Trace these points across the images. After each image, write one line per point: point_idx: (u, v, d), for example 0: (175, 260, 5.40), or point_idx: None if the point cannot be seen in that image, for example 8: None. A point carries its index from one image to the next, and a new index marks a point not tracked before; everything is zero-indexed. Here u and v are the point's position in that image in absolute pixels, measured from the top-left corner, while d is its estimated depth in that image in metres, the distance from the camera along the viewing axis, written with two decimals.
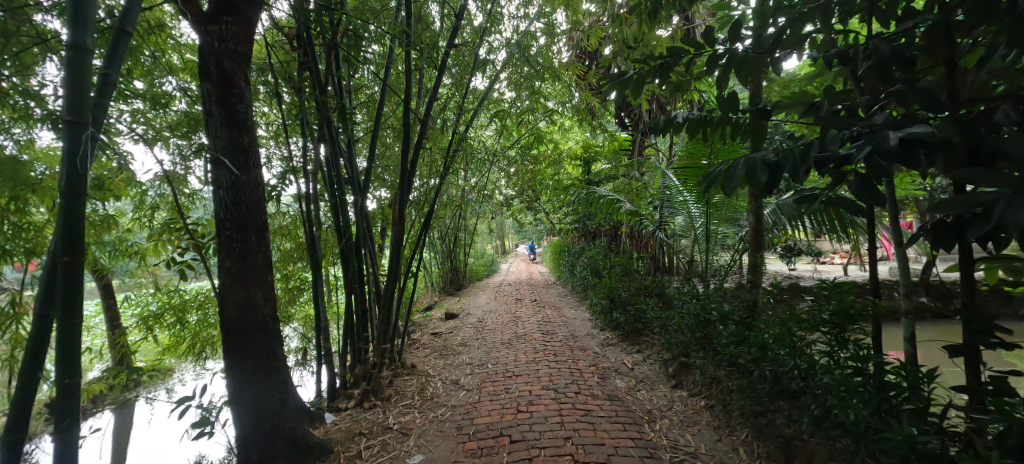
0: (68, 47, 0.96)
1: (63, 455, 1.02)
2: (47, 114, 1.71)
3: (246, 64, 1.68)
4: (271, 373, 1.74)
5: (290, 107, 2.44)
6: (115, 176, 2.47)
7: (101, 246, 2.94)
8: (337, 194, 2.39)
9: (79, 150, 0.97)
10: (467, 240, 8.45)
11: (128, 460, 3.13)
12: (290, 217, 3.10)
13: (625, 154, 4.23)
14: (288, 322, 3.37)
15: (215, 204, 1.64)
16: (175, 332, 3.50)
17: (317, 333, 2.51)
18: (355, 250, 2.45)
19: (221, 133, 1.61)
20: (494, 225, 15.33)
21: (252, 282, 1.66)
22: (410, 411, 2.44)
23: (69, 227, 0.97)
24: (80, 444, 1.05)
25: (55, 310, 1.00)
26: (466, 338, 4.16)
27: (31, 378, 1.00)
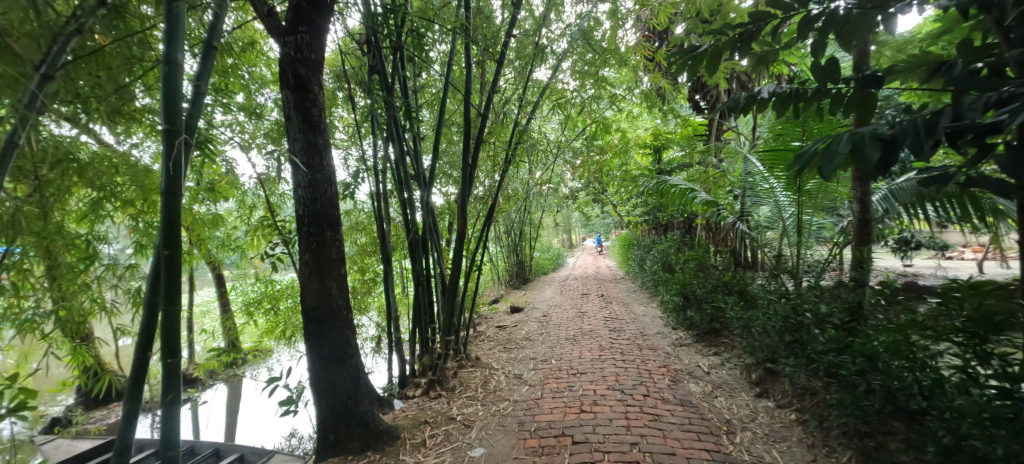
0: (165, 62, 1.06)
1: (168, 425, 1.14)
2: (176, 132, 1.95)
3: (319, 70, 1.78)
4: (344, 361, 1.84)
5: (361, 110, 2.57)
6: (221, 180, 2.79)
7: (212, 241, 3.34)
8: (405, 190, 2.48)
9: (173, 155, 1.08)
10: (533, 234, 8.45)
11: (235, 429, 3.53)
12: (364, 212, 3.28)
13: (700, 140, 3.91)
14: (365, 312, 3.59)
15: (295, 202, 1.77)
16: (272, 318, 3.89)
17: (388, 324, 2.63)
18: (422, 244, 2.51)
19: (298, 137, 1.73)
20: (561, 218, 15.17)
21: (327, 275, 1.77)
22: (473, 403, 2.46)
23: (168, 223, 1.08)
24: (181, 417, 1.17)
25: (159, 300, 1.12)
26: (530, 332, 4.16)
27: (144, 359, 1.13)
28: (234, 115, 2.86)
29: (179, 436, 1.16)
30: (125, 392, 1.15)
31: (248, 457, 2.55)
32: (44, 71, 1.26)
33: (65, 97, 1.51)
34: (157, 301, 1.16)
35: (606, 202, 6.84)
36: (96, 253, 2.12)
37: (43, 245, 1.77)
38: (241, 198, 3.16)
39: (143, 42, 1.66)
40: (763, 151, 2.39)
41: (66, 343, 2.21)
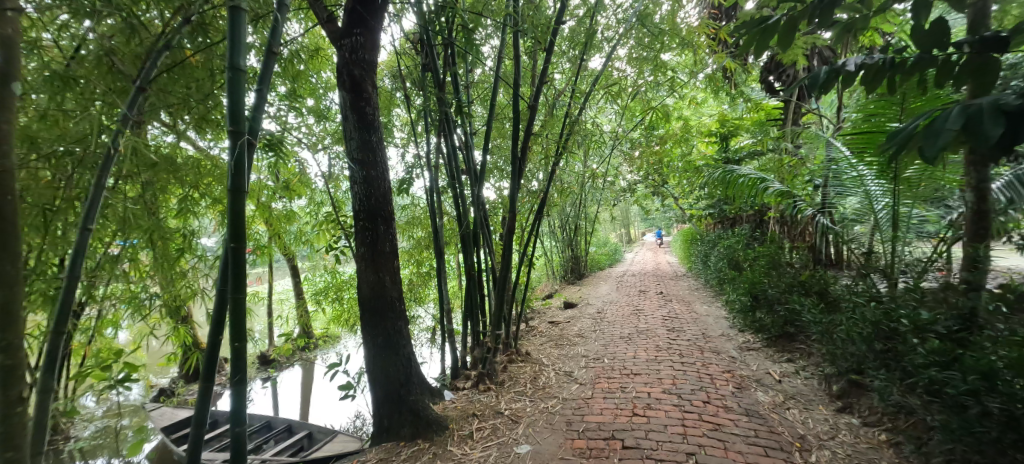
0: (229, 69, 1.13)
1: (239, 402, 1.24)
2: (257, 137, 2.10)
3: (373, 70, 1.83)
4: (396, 350, 1.91)
5: (415, 108, 2.62)
6: (293, 178, 3.00)
7: (287, 235, 3.61)
8: (457, 185, 2.50)
9: (239, 157, 1.14)
10: (589, 228, 8.29)
11: (306, 409, 3.81)
12: (420, 207, 3.38)
13: (774, 126, 3.59)
14: (421, 303, 3.71)
15: (352, 198, 1.84)
16: (339, 306, 4.14)
17: (441, 316, 2.68)
18: (473, 238, 2.52)
19: (353, 135, 1.80)
20: (618, 212, 14.74)
21: (381, 268, 1.83)
22: (521, 399, 2.44)
23: (235, 219, 1.15)
24: (249, 396, 1.26)
25: (228, 291, 1.21)
26: (583, 328, 4.07)
27: (216, 342, 1.22)
28: (303, 118, 3.05)
29: (245, 414, 1.25)
30: (200, 372, 1.25)
31: (315, 435, 2.73)
32: (137, 84, 1.33)
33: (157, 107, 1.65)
34: (227, 290, 1.25)
35: (667, 194, 6.53)
36: (196, 245, 2.31)
37: (156, 241, 1.95)
38: (310, 195, 3.38)
39: (223, 54, 1.75)
40: (850, 134, 2.12)
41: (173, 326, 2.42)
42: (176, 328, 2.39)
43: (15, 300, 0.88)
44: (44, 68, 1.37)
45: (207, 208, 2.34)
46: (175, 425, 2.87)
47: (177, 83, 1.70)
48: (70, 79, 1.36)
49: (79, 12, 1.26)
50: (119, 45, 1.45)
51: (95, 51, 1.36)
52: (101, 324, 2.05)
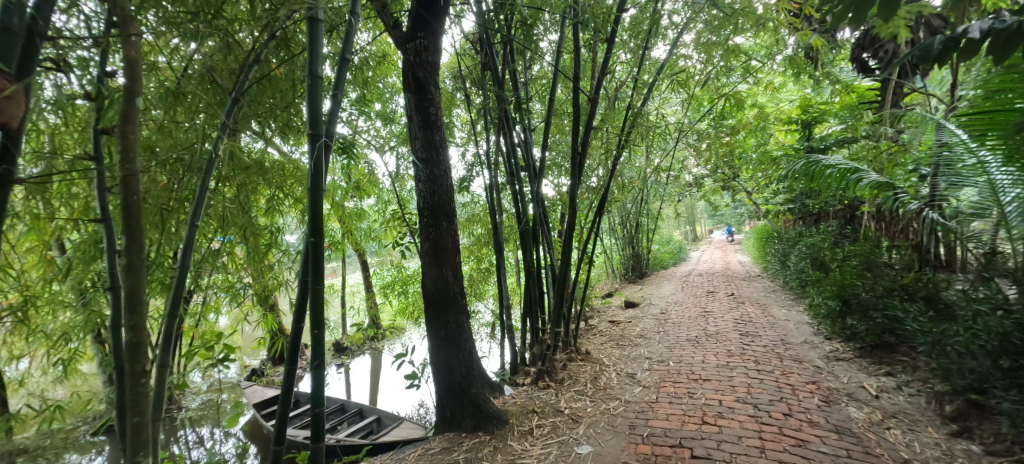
0: (309, 76, 1.21)
1: (317, 386, 1.34)
2: (336, 140, 2.25)
3: (436, 71, 1.89)
4: (458, 343, 1.97)
5: (476, 107, 2.67)
6: (363, 179, 3.18)
7: (358, 232, 3.85)
8: (517, 182, 2.51)
9: (318, 159, 1.23)
10: (651, 225, 7.99)
11: (376, 395, 4.05)
12: (480, 205, 3.45)
13: (868, 110, 3.21)
14: (480, 298, 3.80)
15: (417, 195, 1.93)
16: (405, 298, 4.34)
17: (501, 312, 2.71)
18: (533, 234, 2.52)
19: (419, 135, 1.87)
20: (684, 208, 14.07)
21: (444, 263, 1.91)
22: (582, 398, 2.41)
23: (314, 216, 1.23)
24: (327, 381, 1.35)
25: (309, 282, 1.30)
26: (646, 329, 3.93)
27: (298, 328, 1.32)
28: (372, 122, 3.22)
29: (325, 397, 1.35)
30: (285, 356, 1.36)
31: (383, 420, 2.89)
32: (233, 96, 1.46)
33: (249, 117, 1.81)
34: (307, 281, 1.35)
35: (738, 189, 6.11)
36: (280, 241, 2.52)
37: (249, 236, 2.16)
38: (378, 194, 3.58)
39: (303, 65, 1.89)
40: (967, 116, 1.85)
41: (262, 314, 2.67)
42: (265, 316, 2.64)
43: (136, 290, 1.01)
44: (159, 85, 1.56)
45: (290, 207, 2.55)
46: (263, 402, 3.18)
47: (268, 95, 1.86)
48: (179, 94, 1.54)
49: (186, 34, 1.41)
50: (218, 62, 1.61)
51: (199, 68, 1.52)
52: (205, 308, 2.26)
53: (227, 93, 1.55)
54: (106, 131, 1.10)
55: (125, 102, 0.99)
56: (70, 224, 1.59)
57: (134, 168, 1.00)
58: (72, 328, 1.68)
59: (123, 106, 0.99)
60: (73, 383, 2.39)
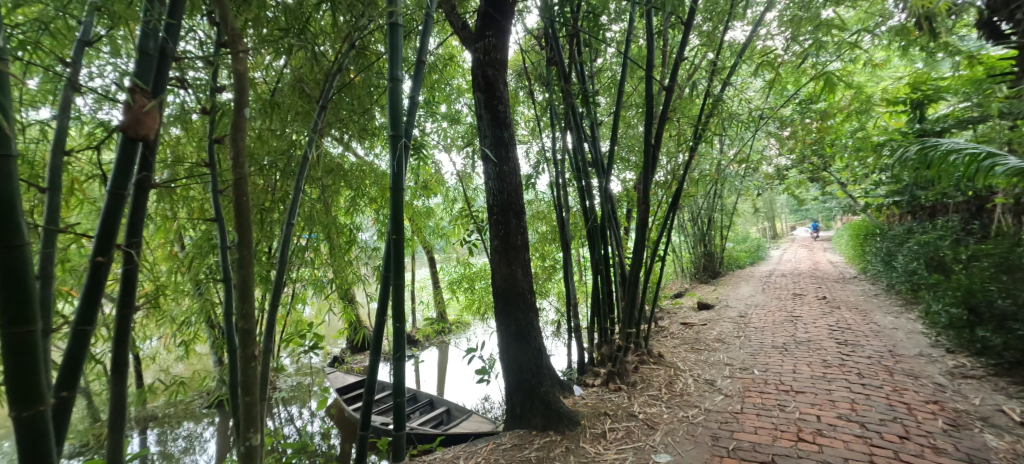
0: (390, 81, 1.27)
1: (399, 376, 1.42)
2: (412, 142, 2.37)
3: (505, 70, 1.99)
4: (528, 340, 2.06)
5: (541, 103, 2.67)
6: (431, 178, 3.31)
7: (427, 229, 4.01)
8: (584, 179, 2.46)
9: (399, 159, 1.30)
10: (725, 222, 7.52)
11: (446, 387, 4.21)
12: (545, 202, 3.44)
13: (1000, 84, 2.75)
14: (545, 296, 3.82)
15: (486, 192, 2.05)
16: (471, 294, 4.47)
17: (568, 310, 2.69)
18: (601, 232, 2.48)
19: (488, 133, 1.99)
20: (762, 202, 13.04)
21: (514, 260, 2.02)
22: (657, 403, 2.32)
23: (397, 215, 1.30)
24: (407, 371, 1.43)
25: (391, 277, 1.38)
26: (722, 332, 3.71)
27: (381, 320, 1.40)
28: (440, 124, 3.33)
29: (406, 386, 1.43)
30: (370, 346, 1.45)
31: (453, 412, 2.99)
32: (321, 103, 1.59)
33: (335, 122, 1.95)
34: (389, 277, 1.42)
35: (829, 180, 5.55)
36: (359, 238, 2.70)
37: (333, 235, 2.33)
38: (445, 193, 3.71)
39: (379, 71, 1.99)
40: None
41: (344, 307, 2.88)
42: (346, 308, 2.84)
43: (249, 283, 1.13)
44: (259, 100, 1.73)
45: (368, 207, 2.72)
46: (346, 387, 3.44)
47: (352, 103, 2.00)
48: (276, 104, 1.70)
49: (282, 49, 1.56)
50: (308, 72, 1.76)
51: (292, 79, 1.67)
52: (297, 299, 2.49)
53: (316, 102, 1.68)
54: (220, 141, 1.23)
55: (236, 114, 1.11)
56: (189, 223, 1.81)
57: (245, 172, 1.11)
58: (192, 315, 1.92)
59: (234, 116, 1.11)
60: (191, 361, 2.75)
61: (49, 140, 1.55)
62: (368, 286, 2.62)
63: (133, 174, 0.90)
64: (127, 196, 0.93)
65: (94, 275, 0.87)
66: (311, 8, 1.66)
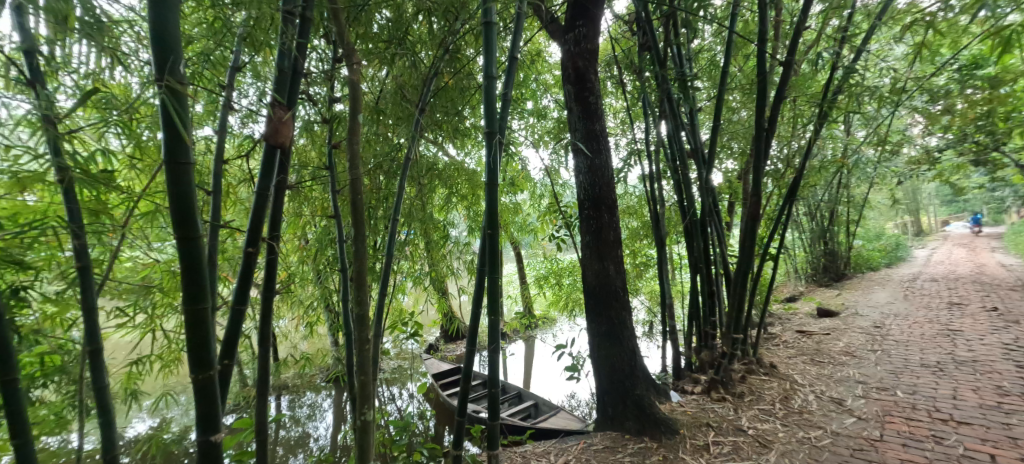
0: (485, 78, 1.31)
1: (494, 368, 1.46)
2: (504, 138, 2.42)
3: (595, 60, 1.97)
4: (621, 340, 2.01)
5: (632, 92, 2.55)
6: (520, 175, 3.36)
7: (514, 225, 4.08)
8: (681, 171, 2.31)
9: (494, 153, 1.34)
10: (851, 216, 6.54)
11: (534, 381, 4.27)
12: (637, 197, 3.29)
13: None
14: (635, 294, 3.67)
15: (577, 187, 2.05)
16: (559, 290, 4.47)
17: (662, 310, 2.55)
18: (700, 228, 2.31)
19: (578, 127, 1.98)
20: (900, 193, 11.11)
21: (606, 257, 1.99)
22: (769, 419, 2.10)
23: (492, 210, 1.33)
24: (503, 364, 1.47)
25: (488, 271, 1.43)
26: (847, 343, 3.24)
27: (479, 313, 1.45)
28: (527, 120, 3.36)
29: (501, 378, 1.47)
30: (468, 339, 1.52)
31: (541, 406, 3.01)
32: (420, 106, 1.69)
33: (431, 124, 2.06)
34: (485, 271, 1.47)
35: (1000, 164, 4.53)
36: (453, 234, 2.83)
37: (430, 231, 2.46)
38: (533, 189, 3.74)
39: (472, 72, 2.07)
40: None
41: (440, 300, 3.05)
42: (442, 300, 3.00)
43: (365, 275, 1.25)
44: (367, 108, 1.90)
45: (461, 204, 2.84)
46: (441, 374, 3.65)
47: (447, 103, 2.10)
48: (382, 110, 1.85)
49: (386, 58, 1.68)
50: (408, 78, 1.88)
51: (395, 85, 1.80)
52: (399, 290, 2.69)
53: (416, 105, 1.79)
54: (338, 146, 1.37)
55: (352, 120, 1.22)
56: (313, 220, 2.05)
57: (359, 173, 1.23)
58: (315, 301, 2.17)
59: (350, 122, 1.22)
60: (312, 342, 3.13)
61: (211, 151, 1.86)
62: (461, 279, 2.74)
63: (273, 177, 1.06)
64: (269, 197, 1.08)
65: (248, 265, 1.04)
66: (410, 18, 1.78)
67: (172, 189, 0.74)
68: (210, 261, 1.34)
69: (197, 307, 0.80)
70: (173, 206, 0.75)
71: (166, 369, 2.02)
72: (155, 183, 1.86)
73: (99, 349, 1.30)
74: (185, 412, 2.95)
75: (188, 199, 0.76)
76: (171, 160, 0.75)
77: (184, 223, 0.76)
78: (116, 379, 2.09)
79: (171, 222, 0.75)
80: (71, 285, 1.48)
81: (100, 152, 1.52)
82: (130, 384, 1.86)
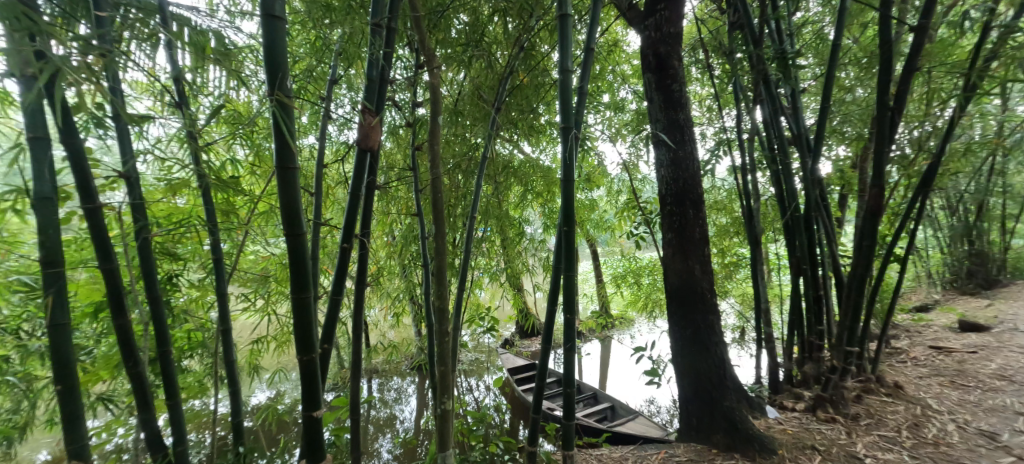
0: (561, 72, 1.29)
1: (571, 367, 1.45)
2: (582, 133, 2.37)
3: (680, 45, 1.85)
4: (709, 346, 1.87)
5: (721, 77, 2.34)
6: (596, 171, 3.28)
7: (591, 222, 4.00)
8: (781, 161, 2.07)
9: (571, 148, 1.31)
10: (1009, 211, 5.39)
11: (612, 383, 4.15)
12: (725, 191, 3.03)
13: None
14: (725, 297, 3.38)
15: (659, 181, 1.94)
16: (638, 290, 4.28)
17: (758, 316, 2.32)
18: (805, 224, 2.06)
19: (660, 117, 1.87)
20: None
21: (690, 255, 1.86)
22: (893, 448, 1.80)
23: (568, 207, 1.30)
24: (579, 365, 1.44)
25: (563, 268, 1.41)
26: (1005, 365, 2.67)
27: (553, 310, 1.44)
28: (603, 114, 3.26)
29: (576, 377, 1.45)
30: (541, 336, 1.52)
31: (618, 410, 2.92)
32: (495, 105, 1.72)
33: (508, 122, 2.09)
34: (561, 268, 1.46)
35: None
36: (528, 231, 2.85)
37: (506, 228, 2.51)
38: (609, 184, 3.63)
39: (546, 69, 2.06)
40: None
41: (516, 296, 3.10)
42: (516, 296, 3.05)
43: (444, 270, 1.31)
44: (447, 111, 1.99)
45: (536, 201, 2.85)
46: (517, 369, 3.72)
47: (522, 100, 2.11)
48: (460, 111, 1.92)
49: (463, 61, 1.74)
50: (484, 79, 1.92)
51: (472, 86, 1.85)
52: (476, 285, 2.78)
53: (491, 105, 1.83)
54: (419, 148, 1.45)
55: (432, 122, 1.28)
56: (399, 218, 2.20)
57: (438, 173, 1.28)
58: (401, 294, 2.33)
59: (430, 123, 1.28)
60: (399, 331, 3.37)
61: (314, 157, 2.08)
62: (536, 276, 2.75)
63: (364, 179, 1.16)
64: (361, 197, 1.18)
65: (343, 259, 1.14)
66: (486, 21, 1.83)
67: (283, 190, 0.84)
68: (312, 255, 1.50)
69: (301, 296, 0.90)
70: (283, 206, 0.85)
71: (280, 349, 2.32)
72: (271, 187, 2.13)
73: (229, 329, 1.53)
74: (294, 386, 3.35)
75: (294, 199, 0.85)
76: (281, 165, 0.85)
77: (292, 221, 0.86)
78: (242, 355, 2.44)
79: (281, 220, 0.86)
80: (210, 274, 1.75)
81: (230, 162, 1.78)
82: (254, 359, 2.16)
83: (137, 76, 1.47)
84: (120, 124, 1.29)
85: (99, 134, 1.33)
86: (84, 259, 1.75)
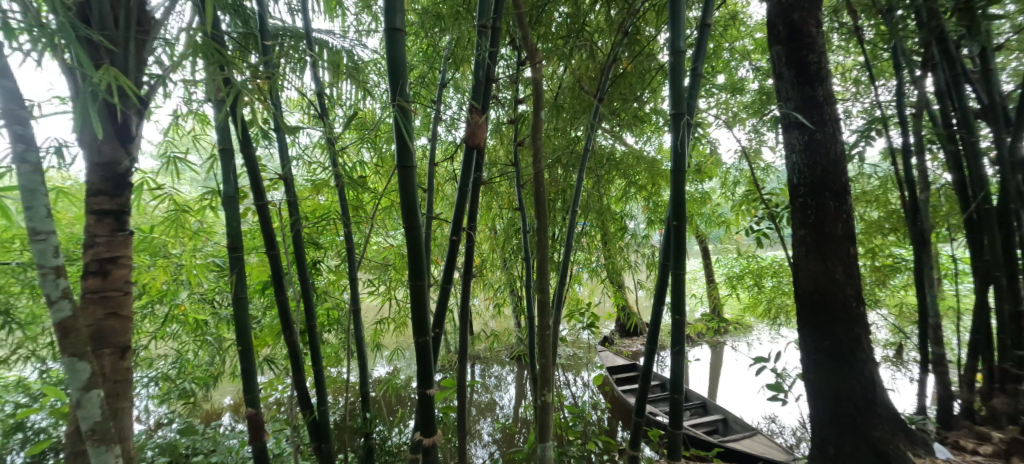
0: (671, 54, 1.20)
1: (679, 371, 1.35)
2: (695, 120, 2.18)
3: (819, 9, 1.59)
4: (853, 363, 1.58)
5: (874, 41, 1.94)
6: (708, 160, 2.99)
7: (702, 217, 3.67)
8: (963, 139, 1.65)
9: (682, 136, 1.21)
10: None
11: (726, 393, 3.79)
12: (877, 179, 2.52)
13: None
14: (876, 306, 2.82)
15: (789, 169, 1.69)
16: (760, 292, 3.82)
17: (926, 331, 1.89)
18: (1002, 219, 1.61)
19: (792, 94, 1.62)
20: None
21: (830, 255, 1.59)
22: None
23: (678, 201, 1.21)
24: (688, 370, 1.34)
25: (670, 265, 1.33)
26: None
27: (658, 310, 1.36)
28: (718, 98, 2.95)
29: (685, 382, 1.35)
30: (645, 336, 1.44)
31: (731, 423, 2.65)
32: (598, 96, 1.67)
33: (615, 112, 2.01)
34: (667, 266, 1.37)
35: None
36: (630, 226, 2.74)
37: (607, 223, 2.44)
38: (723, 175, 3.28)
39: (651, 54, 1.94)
40: None
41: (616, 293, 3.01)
42: (616, 293, 2.96)
43: (542, 264, 1.32)
44: (549, 105, 1.99)
45: (639, 195, 2.72)
46: (618, 368, 3.61)
47: (628, 89, 2.01)
48: (562, 104, 1.91)
49: (564, 53, 1.72)
50: (586, 70, 1.87)
51: (574, 79, 1.82)
52: (576, 281, 2.76)
53: (593, 96, 1.79)
54: (521, 143, 1.48)
55: (532, 117, 1.30)
56: (502, 213, 2.28)
57: (539, 167, 1.29)
58: (505, 285, 2.42)
59: (532, 118, 1.30)
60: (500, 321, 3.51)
61: (426, 156, 2.26)
62: (639, 273, 2.63)
63: (469, 174, 1.22)
64: (467, 192, 1.25)
65: (450, 251, 1.22)
66: (587, 10, 1.79)
67: (402, 186, 0.93)
68: (424, 246, 1.64)
69: (416, 284, 1.00)
70: (402, 200, 0.94)
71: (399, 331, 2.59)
72: (392, 185, 2.37)
73: (359, 309, 1.75)
74: (408, 365, 3.71)
75: (411, 194, 0.94)
76: (402, 164, 0.94)
77: (409, 214, 0.95)
78: (368, 333, 2.78)
79: (400, 213, 0.95)
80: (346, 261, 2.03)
81: (360, 163, 2.03)
82: (378, 337, 2.45)
83: (291, 94, 1.76)
84: (280, 135, 1.55)
85: (266, 145, 1.62)
86: (256, 245, 2.16)
